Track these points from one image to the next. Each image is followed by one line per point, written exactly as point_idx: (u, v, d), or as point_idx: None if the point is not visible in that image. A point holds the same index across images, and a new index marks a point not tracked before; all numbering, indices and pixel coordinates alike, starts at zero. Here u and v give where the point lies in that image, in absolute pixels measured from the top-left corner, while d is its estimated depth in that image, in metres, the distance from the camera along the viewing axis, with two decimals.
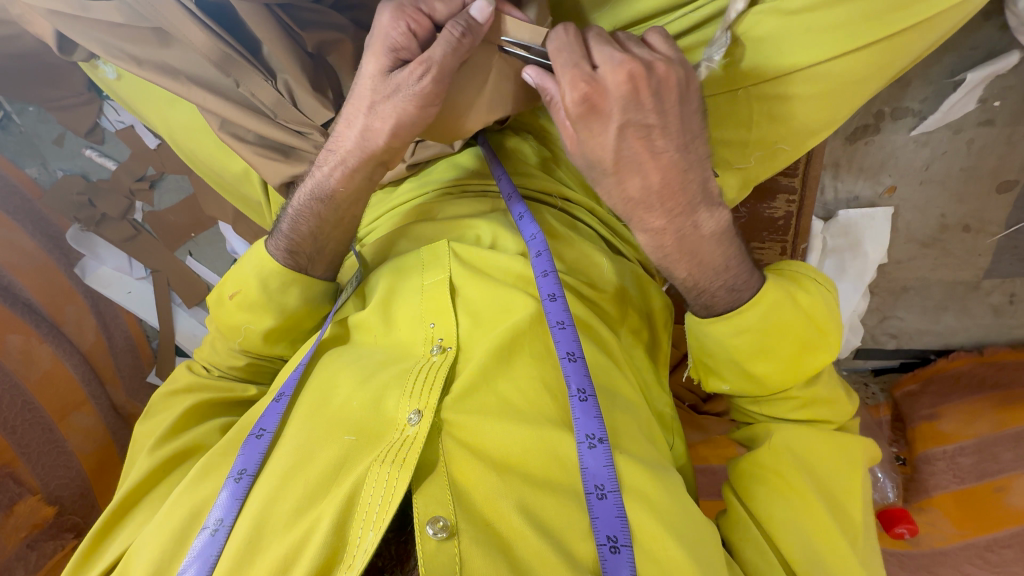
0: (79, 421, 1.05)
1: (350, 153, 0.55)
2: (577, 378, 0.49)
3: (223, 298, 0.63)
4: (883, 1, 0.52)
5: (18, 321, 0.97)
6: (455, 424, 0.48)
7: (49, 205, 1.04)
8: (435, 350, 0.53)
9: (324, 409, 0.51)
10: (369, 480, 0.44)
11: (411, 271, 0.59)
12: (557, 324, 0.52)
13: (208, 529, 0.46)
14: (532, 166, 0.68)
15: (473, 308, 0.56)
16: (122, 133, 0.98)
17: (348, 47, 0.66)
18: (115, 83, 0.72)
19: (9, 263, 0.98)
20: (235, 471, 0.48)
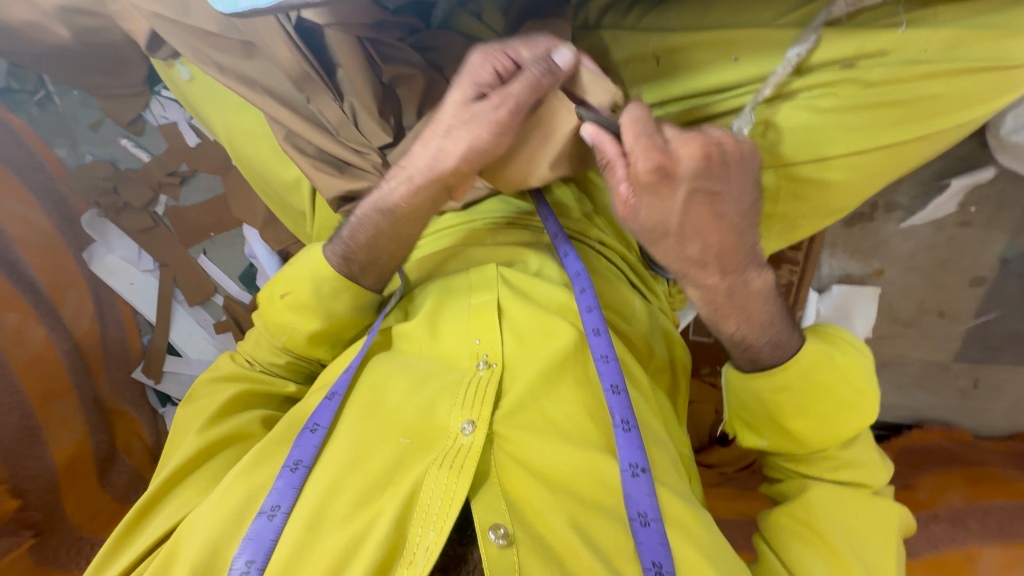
0: (59, 411, 1.00)
1: (417, 167, 0.59)
2: (621, 410, 0.54)
3: (274, 297, 0.67)
4: (903, 112, 0.61)
5: (16, 300, 0.96)
6: (502, 435, 0.55)
7: (70, 187, 1.03)
8: (482, 366, 0.59)
9: (379, 411, 0.58)
10: (427, 481, 0.52)
11: (459, 292, 0.64)
12: (602, 357, 0.56)
13: (265, 513, 0.52)
14: (573, 210, 0.73)
15: (520, 332, 0.61)
16: (164, 128, 1.00)
17: (419, 82, 0.70)
18: (187, 84, 0.75)
19: (21, 238, 0.97)
20: (291, 461, 0.55)
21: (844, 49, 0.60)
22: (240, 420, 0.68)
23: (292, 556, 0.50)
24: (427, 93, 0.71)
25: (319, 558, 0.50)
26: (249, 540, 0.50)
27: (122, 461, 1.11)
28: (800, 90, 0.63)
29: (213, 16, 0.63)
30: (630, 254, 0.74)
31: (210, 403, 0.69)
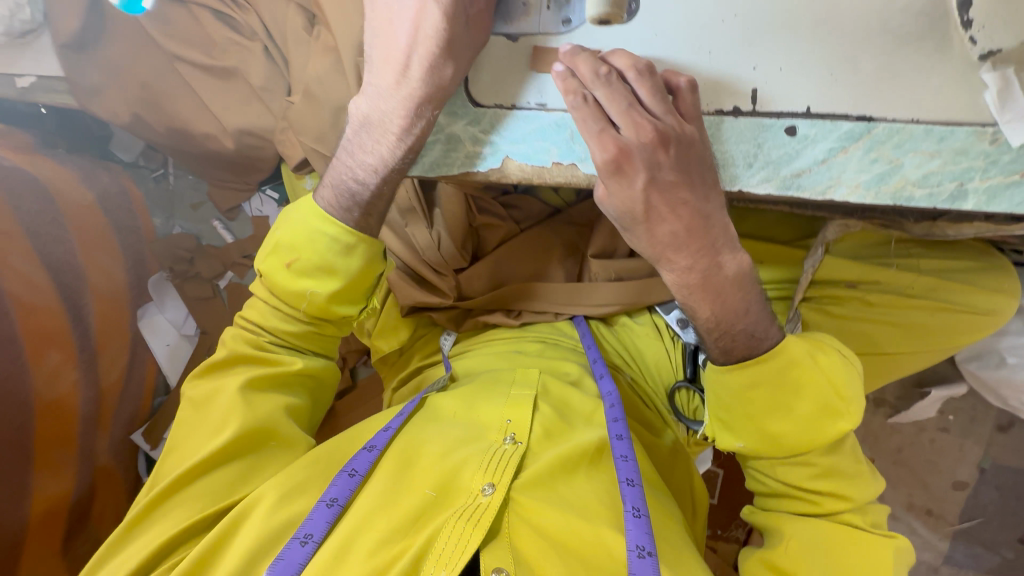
0: (58, 459, 0.95)
1: (387, 86, 0.55)
2: (633, 498, 0.59)
3: (279, 263, 0.65)
4: (897, 332, 0.75)
5: (67, 341, 0.96)
6: (521, 498, 0.59)
7: (152, 251, 1.14)
8: (508, 440, 0.64)
9: (409, 468, 0.62)
10: (446, 530, 0.55)
11: (501, 385, 0.72)
12: (621, 455, 0.63)
13: (298, 540, 0.55)
14: (610, 342, 0.88)
15: (551, 424, 0.67)
16: (255, 219, 1.15)
17: (501, 229, 0.88)
18: (308, 193, 0.90)
19: (95, 286, 1.02)
20: (327, 499, 0.58)
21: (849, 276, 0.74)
22: (262, 403, 0.69)
23: None
24: (505, 239, 0.88)
25: None
26: (278, 561, 0.53)
27: (92, 529, 1.01)
28: (811, 297, 0.76)
29: None
30: (654, 393, 0.85)
31: (218, 392, 0.69)
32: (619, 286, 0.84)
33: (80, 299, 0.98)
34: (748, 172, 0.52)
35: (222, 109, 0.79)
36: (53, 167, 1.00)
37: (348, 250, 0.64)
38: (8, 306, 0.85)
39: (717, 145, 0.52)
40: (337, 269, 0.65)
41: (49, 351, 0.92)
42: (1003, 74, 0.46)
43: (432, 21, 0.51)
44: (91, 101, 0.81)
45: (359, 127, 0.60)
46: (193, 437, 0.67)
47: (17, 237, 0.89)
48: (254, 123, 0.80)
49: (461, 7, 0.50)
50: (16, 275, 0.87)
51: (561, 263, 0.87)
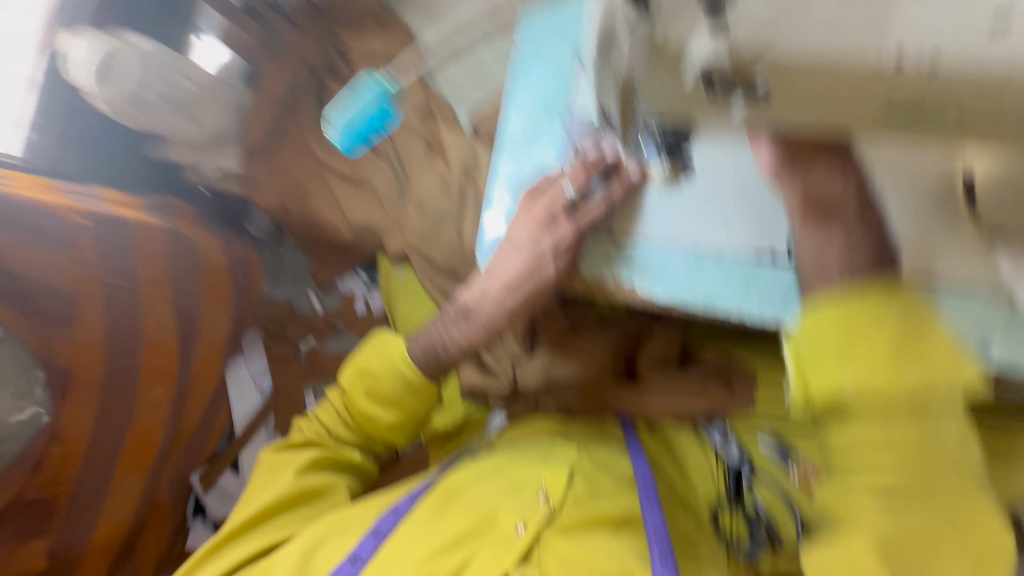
0: (126, 487, 1.08)
1: (489, 292, 0.70)
2: (661, 547, 0.62)
3: (359, 390, 0.77)
4: None
5: (169, 380, 1.11)
6: (545, 541, 0.66)
7: (255, 310, 1.32)
8: (541, 499, 0.68)
9: (446, 508, 0.70)
10: (477, 561, 0.65)
11: (539, 453, 0.75)
12: (656, 529, 0.64)
13: (348, 560, 0.65)
14: (653, 441, 0.92)
15: (584, 499, 0.69)
16: (344, 294, 1.33)
17: (557, 330, 0.98)
18: (399, 276, 1.06)
19: (204, 334, 1.19)
20: (373, 531, 0.68)
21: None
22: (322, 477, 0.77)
23: None
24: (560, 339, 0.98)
25: None
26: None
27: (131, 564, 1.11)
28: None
29: (444, 251, 0.92)
30: (694, 501, 0.86)
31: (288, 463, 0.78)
32: (670, 395, 0.90)
33: (190, 344, 1.15)
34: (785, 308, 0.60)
35: (349, 208, 1.00)
36: (204, 234, 1.16)
37: (414, 393, 0.75)
38: (139, 343, 1.03)
39: (756, 282, 0.61)
40: (404, 404, 0.76)
41: (152, 385, 1.08)
42: (1014, 254, 0.53)
43: (524, 238, 0.67)
44: (251, 191, 1.05)
45: (456, 307, 0.74)
46: (262, 487, 0.77)
47: (164, 288, 1.08)
48: (370, 219, 1.00)
49: (553, 233, 0.65)
50: (153, 317, 1.06)
51: (611, 364, 0.94)
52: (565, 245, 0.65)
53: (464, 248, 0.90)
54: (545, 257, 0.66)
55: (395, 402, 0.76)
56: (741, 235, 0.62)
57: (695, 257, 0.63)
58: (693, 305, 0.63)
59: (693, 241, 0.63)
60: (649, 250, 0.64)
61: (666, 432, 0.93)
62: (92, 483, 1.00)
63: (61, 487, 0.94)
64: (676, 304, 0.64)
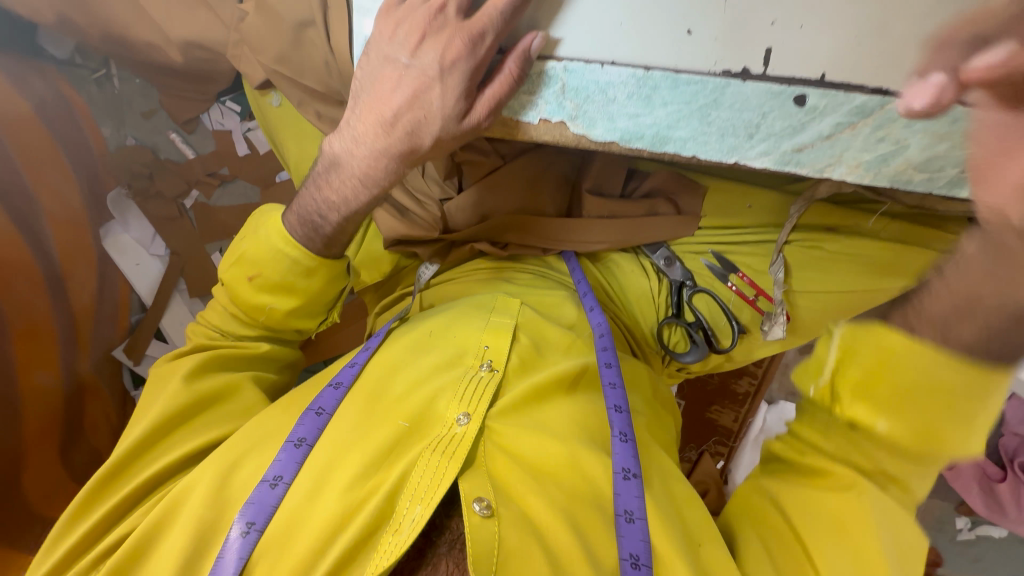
0: (41, 381, 0.96)
1: (366, 134, 0.54)
2: (621, 424, 0.61)
3: (240, 279, 0.65)
4: (867, 269, 0.76)
5: (32, 269, 0.93)
6: (494, 427, 0.61)
7: (107, 166, 1.05)
8: (484, 367, 0.65)
9: (381, 397, 0.64)
10: (420, 463, 0.57)
11: (480, 308, 0.71)
12: (610, 383, 0.66)
13: (267, 481, 0.56)
14: (598, 273, 0.88)
15: (530, 352, 0.68)
16: (217, 133, 1.06)
17: (483, 165, 0.83)
18: (276, 109, 0.82)
19: (50, 209, 0.96)
20: (295, 438, 0.60)
21: (828, 218, 0.77)
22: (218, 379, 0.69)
23: (285, 522, 0.55)
24: (489, 171, 0.83)
25: (313, 524, 0.54)
26: (250, 504, 0.55)
27: (87, 441, 1.07)
28: (795, 240, 0.78)
29: (320, 75, 0.68)
30: (637, 327, 0.87)
31: (176, 371, 0.69)
32: (612, 225, 0.82)
33: (35, 223, 0.93)
34: (748, 144, 0.48)
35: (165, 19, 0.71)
36: None
37: (308, 273, 0.64)
38: None
39: (719, 112, 0.47)
40: (299, 286, 0.65)
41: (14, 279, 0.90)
42: None
43: (403, 53, 0.49)
44: None
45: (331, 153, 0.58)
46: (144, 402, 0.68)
47: None
48: (202, 35, 0.71)
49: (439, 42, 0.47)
50: None
51: (551, 195, 0.83)
52: (457, 65, 0.48)
53: (340, 66, 0.65)
54: (430, 84, 0.49)
55: (285, 289, 0.65)
56: (709, 43, 0.45)
57: (645, 81, 0.47)
58: (640, 147, 0.50)
59: (644, 54, 0.46)
60: (584, 74, 0.47)
61: (609, 261, 0.88)
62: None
63: None
64: (618, 147, 0.50)
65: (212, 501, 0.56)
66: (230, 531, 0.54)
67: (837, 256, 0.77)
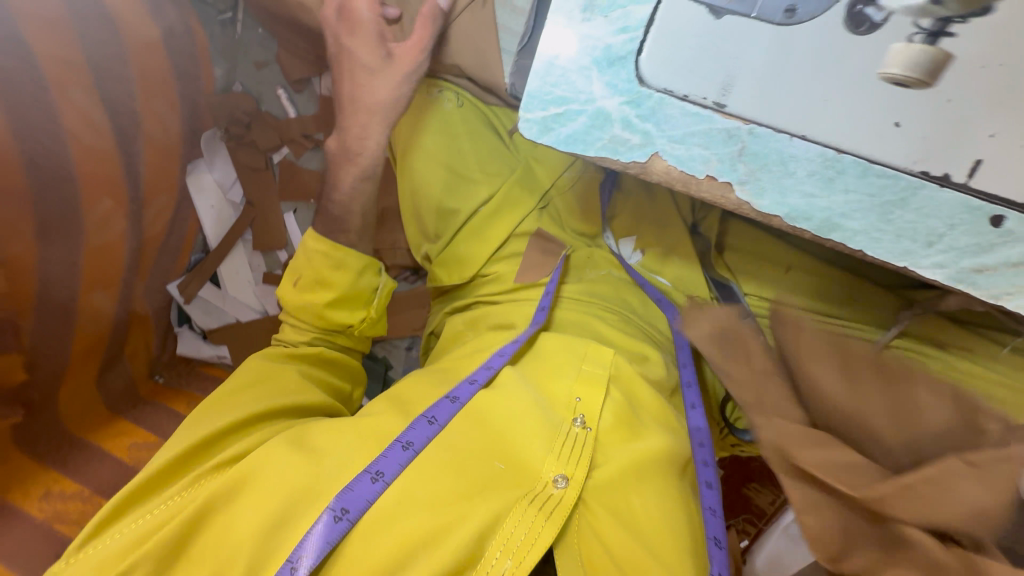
0: (98, 299, 0.96)
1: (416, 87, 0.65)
2: (715, 530, 0.63)
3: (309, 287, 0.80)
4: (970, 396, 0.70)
5: (118, 189, 0.92)
6: (590, 504, 0.60)
7: (209, 106, 1.06)
8: (578, 423, 0.65)
9: (485, 423, 0.64)
10: (512, 513, 0.57)
11: (575, 354, 0.71)
12: (708, 485, 0.66)
13: (370, 475, 0.57)
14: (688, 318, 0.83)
15: (624, 412, 0.67)
16: (322, 98, 1.07)
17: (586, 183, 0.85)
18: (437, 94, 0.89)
19: (150, 135, 0.96)
20: (405, 440, 0.59)
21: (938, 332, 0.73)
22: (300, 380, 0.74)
23: (371, 527, 0.55)
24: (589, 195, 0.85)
25: (387, 542, 0.55)
26: (349, 492, 0.56)
27: (123, 367, 1.07)
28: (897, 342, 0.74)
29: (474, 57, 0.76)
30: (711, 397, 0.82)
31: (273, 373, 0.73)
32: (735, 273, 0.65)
33: (133, 145, 0.92)
34: (924, 251, 0.45)
35: None
36: None
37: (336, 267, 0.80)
38: (68, 145, 0.81)
39: (904, 213, 0.44)
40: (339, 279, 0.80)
41: (99, 196, 0.89)
42: None
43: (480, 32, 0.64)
44: None
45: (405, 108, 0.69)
46: (230, 395, 0.70)
47: (79, 70, 0.81)
48: None
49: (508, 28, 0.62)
50: (73, 109, 0.81)
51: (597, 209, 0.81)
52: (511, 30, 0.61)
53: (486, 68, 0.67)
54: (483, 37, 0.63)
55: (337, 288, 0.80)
56: (916, 140, 0.42)
57: (832, 163, 0.44)
58: (805, 228, 0.46)
59: (841, 135, 0.44)
60: (769, 141, 0.45)
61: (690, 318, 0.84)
62: (54, 301, 0.87)
63: (21, 302, 0.81)
64: (781, 223, 0.47)
65: (307, 482, 0.58)
66: (322, 513, 0.54)
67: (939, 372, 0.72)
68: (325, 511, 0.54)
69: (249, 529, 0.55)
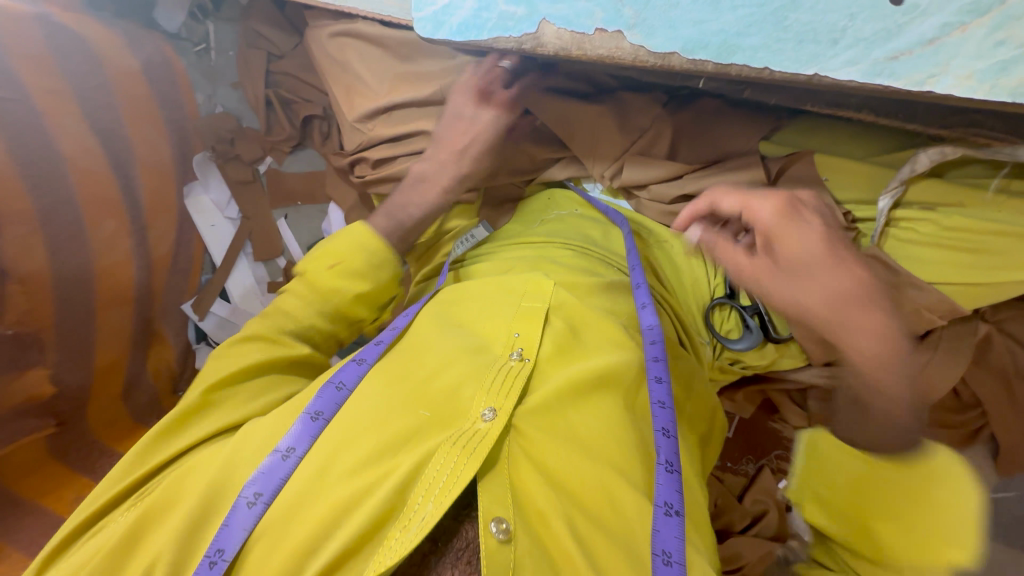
0: (115, 318, 0.97)
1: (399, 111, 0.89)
2: (662, 419, 0.60)
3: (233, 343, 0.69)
4: (985, 260, 0.63)
5: (117, 209, 0.96)
6: (521, 428, 0.58)
7: (196, 129, 1.14)
8: (515, 356, 0.63)
9: (404, 381, 0.61)
10: (437, 456, 0.54)
11: (512, 292, 0.70)
12: (659, 402, 0.61)
13: (278, 453, 0.55)
14: (644, 243, 0.80)
15: (566, 339, 0.65)
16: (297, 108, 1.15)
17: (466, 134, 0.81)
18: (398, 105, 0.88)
19: (143, 158, 1.02)
20: (311, 410, 0.58)
21: (939, 194, 0.65)
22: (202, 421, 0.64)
23: (292, 501, 0.53)
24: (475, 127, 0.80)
25: (312, 514, 0.52)
26: (256, 476, 0.53)
27: (147, 382, 1.07)
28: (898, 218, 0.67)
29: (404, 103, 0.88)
30: (693, 320, 0.77)
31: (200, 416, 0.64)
32: None
33: (128, 169, 0.99)
34: (833, 53, 0.43)
35: None
36: (98, 29, 0.99)
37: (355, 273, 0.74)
38: (66, 169, 0.87)
39: (798, 14, 0.42)
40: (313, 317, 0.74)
41: (102, 218, 0.94)
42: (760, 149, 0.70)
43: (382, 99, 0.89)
44: None
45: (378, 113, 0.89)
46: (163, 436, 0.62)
47: (67, 101, 0.90)
48: None
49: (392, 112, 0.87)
50: (68, 137, 0.89)
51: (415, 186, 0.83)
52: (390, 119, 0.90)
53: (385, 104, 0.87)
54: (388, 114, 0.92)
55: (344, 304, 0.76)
56: None
57: None
58: (705, 58, 0.46)
59: None
60: None
61: (653, 239, 0.80)
62: (72, 320, 0.89)
63: (41, 317, 0.85)
64: (679, 60, 0.47)
65: (220, 482, 0.55)
66: (235, 501, 0.52)
67: (947, 237, 0.65)
68: (236, 499, 0.52)
69: (165, 537, 0.52)
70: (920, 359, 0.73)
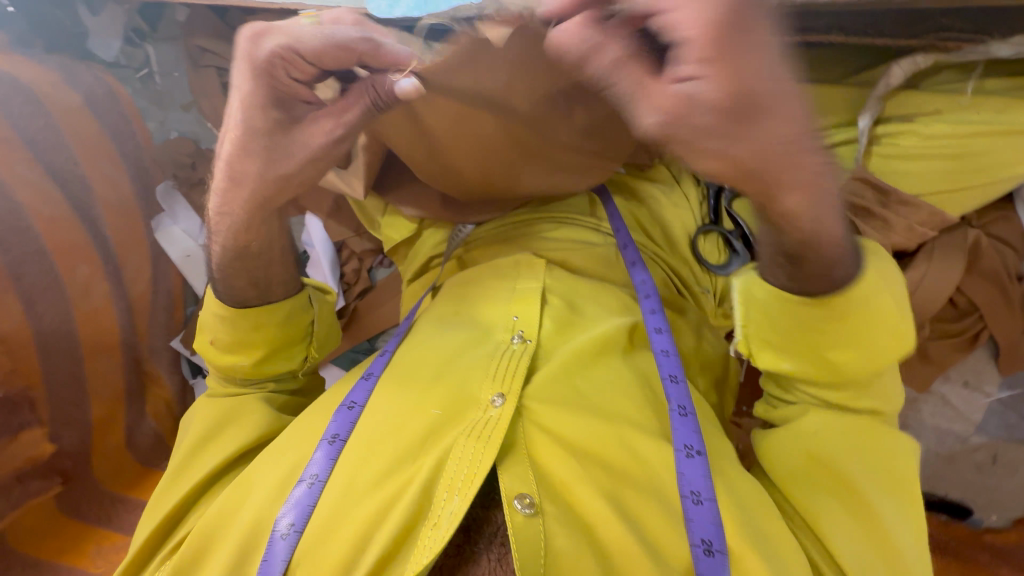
0: (104, 365, 0.93)
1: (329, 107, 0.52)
2: (669, 365, 0.60)
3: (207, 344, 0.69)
4: (968, 163, 0.64)
5: (86, 251, 0.92)
6: (530, 407, 0.56)
7: (154, 159, 1.10)
8: (516, 339, 0.61)
9: (411, 383, 0.60)
10: (455, 450, 0.53)
11: (508, 274, 0.69)
12: (662, 350, 0.61)
13: (305, 482, 0.54)
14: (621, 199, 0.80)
15: (565, 314, 0.65)
16: None
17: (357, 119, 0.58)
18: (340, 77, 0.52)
19: (103, 196, 0.98)
20: (330, 434, 0.57)
21: (914, 105, 0.65)
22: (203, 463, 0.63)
23: (327, 522, 0.52)
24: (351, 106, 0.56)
25: (349, 528, 0.52)
26: (290, 506, 0.53)
27: (147, 425, 1.02)
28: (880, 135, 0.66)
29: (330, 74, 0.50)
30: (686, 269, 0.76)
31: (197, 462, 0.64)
32: None
33: (90, 209, 0.94)
34: None
35: None
36: (33, 67, 0.94)
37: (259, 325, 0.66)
38: (29, 219, 0.83)
39: None
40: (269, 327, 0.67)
41: (74, 263, 0.90)
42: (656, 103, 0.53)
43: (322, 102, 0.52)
44: None
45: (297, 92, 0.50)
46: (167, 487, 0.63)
47: (14, 147, 0.85)
48: None
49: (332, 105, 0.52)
50: (23, 184, 0.84)
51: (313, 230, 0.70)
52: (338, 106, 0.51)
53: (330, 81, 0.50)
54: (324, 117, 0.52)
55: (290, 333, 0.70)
56: None
57: None
58: None
59: None
60: None
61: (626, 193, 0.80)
62: (60, 373, 0.86)
63: (28, 374, 0.81)
64: None
65: (257, 518, 0.54)
66: (273, 534, 0.52)
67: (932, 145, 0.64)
68: (272, 533, 0.52)
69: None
70: (915, 272, 0.75)
